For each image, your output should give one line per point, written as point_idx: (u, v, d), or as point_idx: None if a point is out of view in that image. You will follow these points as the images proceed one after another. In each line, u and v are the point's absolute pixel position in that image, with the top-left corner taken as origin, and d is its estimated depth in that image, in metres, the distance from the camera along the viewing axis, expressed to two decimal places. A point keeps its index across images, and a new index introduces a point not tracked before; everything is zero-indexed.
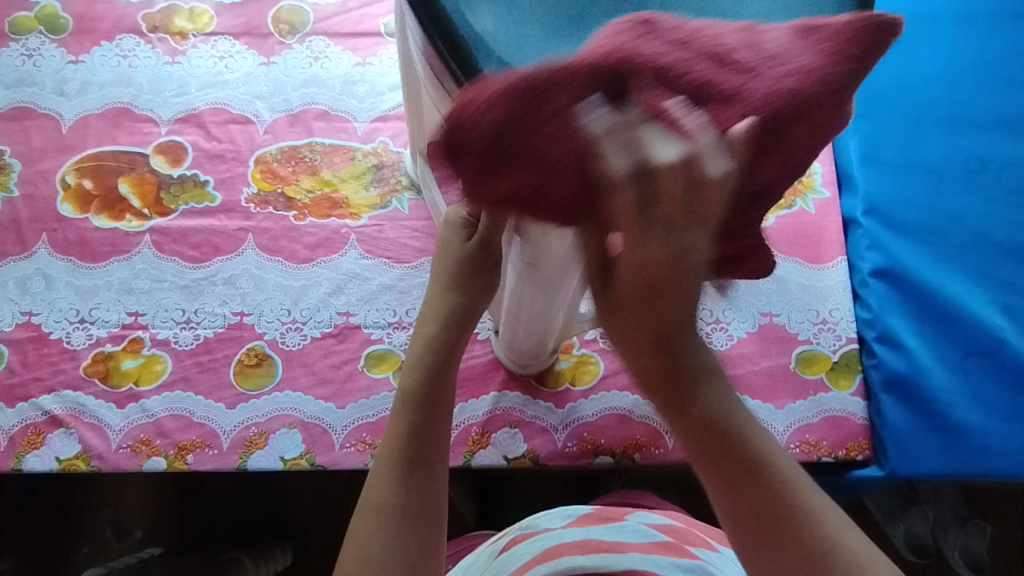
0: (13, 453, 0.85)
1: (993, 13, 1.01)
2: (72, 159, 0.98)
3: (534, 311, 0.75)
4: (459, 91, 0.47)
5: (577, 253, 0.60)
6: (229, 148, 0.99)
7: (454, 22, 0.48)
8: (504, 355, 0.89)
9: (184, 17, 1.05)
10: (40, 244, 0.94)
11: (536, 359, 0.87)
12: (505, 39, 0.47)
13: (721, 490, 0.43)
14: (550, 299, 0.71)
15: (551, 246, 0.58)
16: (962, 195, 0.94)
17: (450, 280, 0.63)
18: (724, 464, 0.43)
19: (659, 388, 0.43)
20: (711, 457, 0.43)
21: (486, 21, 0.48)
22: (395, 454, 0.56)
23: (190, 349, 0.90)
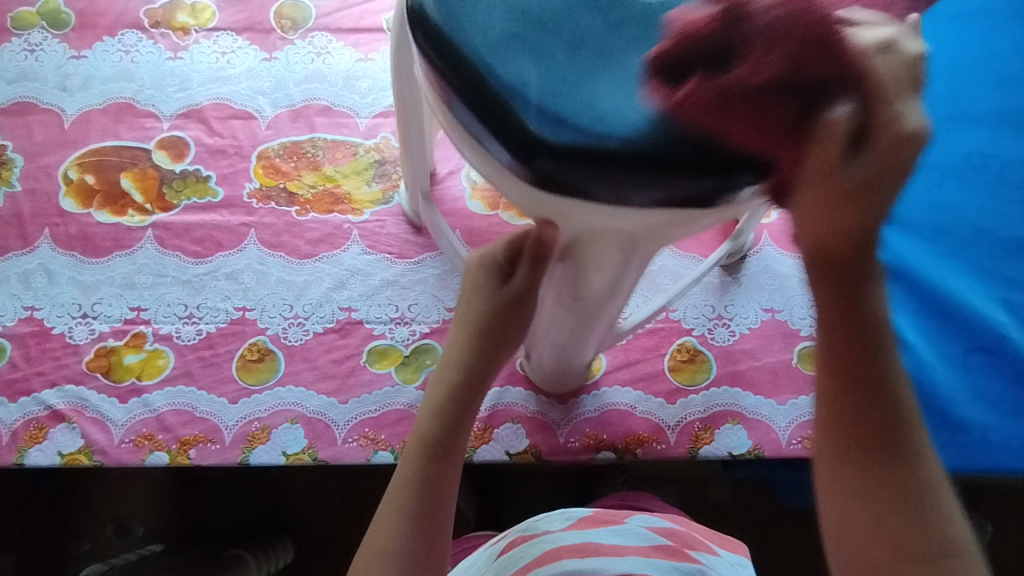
0: (15, 448, 0.85)
1: (995, 9, 1.01)
2: (73, 154, 0.98)
3: (562, 333, 0.76)
4: (503, 146, 0.47)
5: (618, 285, 0.62)
6: (231, 143, 0.99)
7: (485, 76, 0.47)
8: (539, 380, 0.88)
9: (186, 12, 1.05)
10: (42, 240, 0.94)
11: (573, 378, 0.87)
12: (541, 89, 0.47)
13: (836, 385, 0.50)
14: (583, 325, 0.72)
15: (591, 278, 0.61)
16: (963, 191, 0.94)
17: (480, 321, 0.64)
18: (863, 362, 0.49)
19: (820, 266, 0.48)
20: (852, 353, 0.49)
21: (517, 71, 0.48)
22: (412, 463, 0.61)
23: (192, 344, 0.90)
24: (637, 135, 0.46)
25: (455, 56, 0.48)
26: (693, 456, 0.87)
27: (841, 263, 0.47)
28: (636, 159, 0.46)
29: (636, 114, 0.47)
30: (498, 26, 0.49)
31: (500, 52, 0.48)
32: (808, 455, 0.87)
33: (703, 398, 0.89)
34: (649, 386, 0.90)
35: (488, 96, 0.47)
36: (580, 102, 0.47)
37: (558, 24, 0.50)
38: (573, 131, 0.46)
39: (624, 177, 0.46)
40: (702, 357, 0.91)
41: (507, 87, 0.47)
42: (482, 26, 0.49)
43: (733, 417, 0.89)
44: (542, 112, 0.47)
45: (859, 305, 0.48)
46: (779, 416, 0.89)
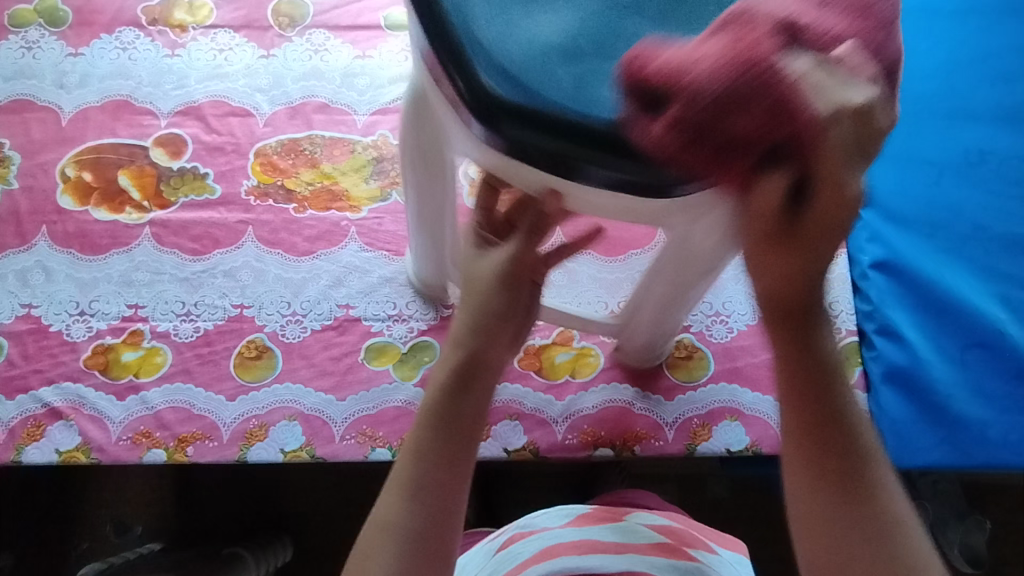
0: (13, 445, 0.85)
1: (993, 5, 1.01)
2: (71, 152, 0.98)
3: (656, 305, 0.76)
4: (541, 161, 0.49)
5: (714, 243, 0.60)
6: (229, 140, 0.99)
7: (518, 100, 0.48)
8: (630, 359, 0.89)
9: (184, 9, 1.05)
10: (40, 237, 0.94)
11: (660, 348, 0.87)
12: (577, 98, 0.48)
13: (804, 436, 0.50)
14: (680, 295, 0.73)
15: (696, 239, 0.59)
16: (962, 187, 0.94)
17: (477, 315, 0.59)
18: (816, 407, 0.50)
19: (776, 313, 0.50)
20: (806, 396, 0.51)
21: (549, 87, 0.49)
22: (412, 470, 0.54)
23: (190, 341, 0.90)
24: None
25: (559, 123, 0.48)
26: (692, 453, 0.87)
27: (791, 313, 0.49)
28: None
29: None
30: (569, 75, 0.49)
31: (588, 95, 0.48)
32: None
33: (701, 395, 0.89)
34: (647, 383, 0.90)
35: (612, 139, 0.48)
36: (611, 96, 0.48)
37: (614, 38, 0.50)
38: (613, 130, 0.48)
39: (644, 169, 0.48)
40: (700, 354, 0.91)
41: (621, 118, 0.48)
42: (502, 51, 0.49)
43: (732, 414, 0.89)
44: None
45: (809, 365, 0.50)
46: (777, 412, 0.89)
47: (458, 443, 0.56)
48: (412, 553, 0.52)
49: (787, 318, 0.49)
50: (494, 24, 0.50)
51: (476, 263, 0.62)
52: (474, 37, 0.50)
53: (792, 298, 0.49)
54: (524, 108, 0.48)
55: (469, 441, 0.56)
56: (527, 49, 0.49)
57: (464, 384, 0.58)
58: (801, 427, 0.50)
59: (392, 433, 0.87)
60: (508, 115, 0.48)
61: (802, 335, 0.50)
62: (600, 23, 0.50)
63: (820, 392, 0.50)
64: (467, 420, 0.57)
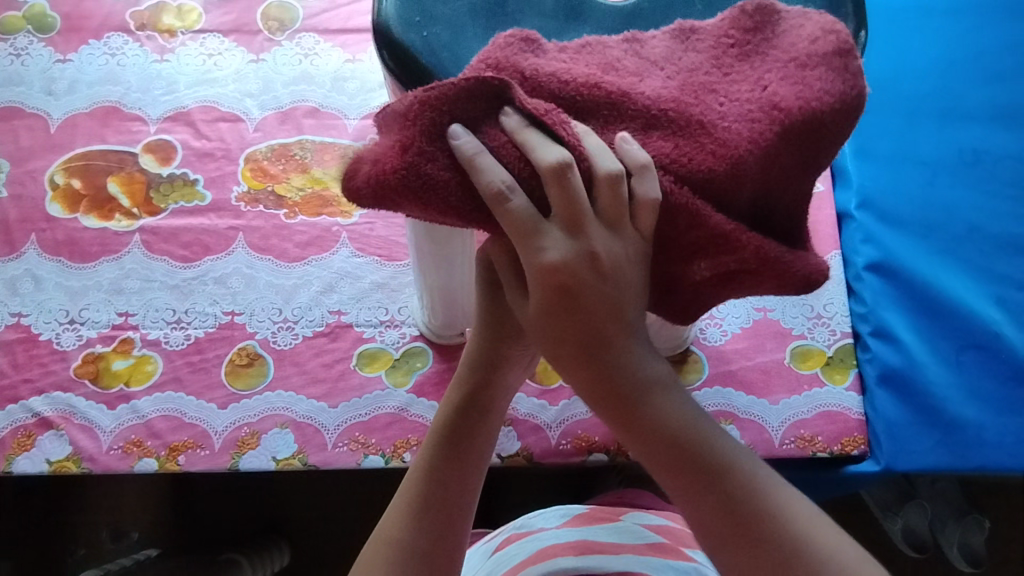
0: (3, 456, 0.84)
1: (987, 3, 1.00)
2: (60, 159, 0.97)
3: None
4: None
5: None
6: (219, 146, 0.98)
7: None
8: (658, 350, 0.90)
9: (173, 14, 1.04)
10: (29, 245, 0.93)
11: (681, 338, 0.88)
12: None
13: (691, 498, 0.45)
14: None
15: None
16: (956, 188, 0.94)
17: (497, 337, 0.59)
18: (687, 470, 0.45)
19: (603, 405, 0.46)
20: (667, 461, 0.45)
21: None
22: (416, 494, 0.55)
23: (181, 349, 0.89)
24: None
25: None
26: None
27: (612, 394, 0.45)
28: None
29: None
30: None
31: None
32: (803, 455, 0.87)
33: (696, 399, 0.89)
34: None
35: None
36: None
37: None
38: None
39: None
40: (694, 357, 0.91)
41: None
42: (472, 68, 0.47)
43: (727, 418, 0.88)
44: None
45: (639, 426, 0.45)
46: (772, 415, 0.88)
47: (464, 472, 0.57)
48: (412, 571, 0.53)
49: (609, 401, 0.46)
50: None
51: None
52: (443, 53, 0.47)
53: (580, 347, 0.45)
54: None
55: (480, 456, 0.58)
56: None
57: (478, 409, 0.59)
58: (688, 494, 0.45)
59: (384, 440, 0.86)
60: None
61: (636, 409, 0.45)
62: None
63: (676, 454, 0.45)
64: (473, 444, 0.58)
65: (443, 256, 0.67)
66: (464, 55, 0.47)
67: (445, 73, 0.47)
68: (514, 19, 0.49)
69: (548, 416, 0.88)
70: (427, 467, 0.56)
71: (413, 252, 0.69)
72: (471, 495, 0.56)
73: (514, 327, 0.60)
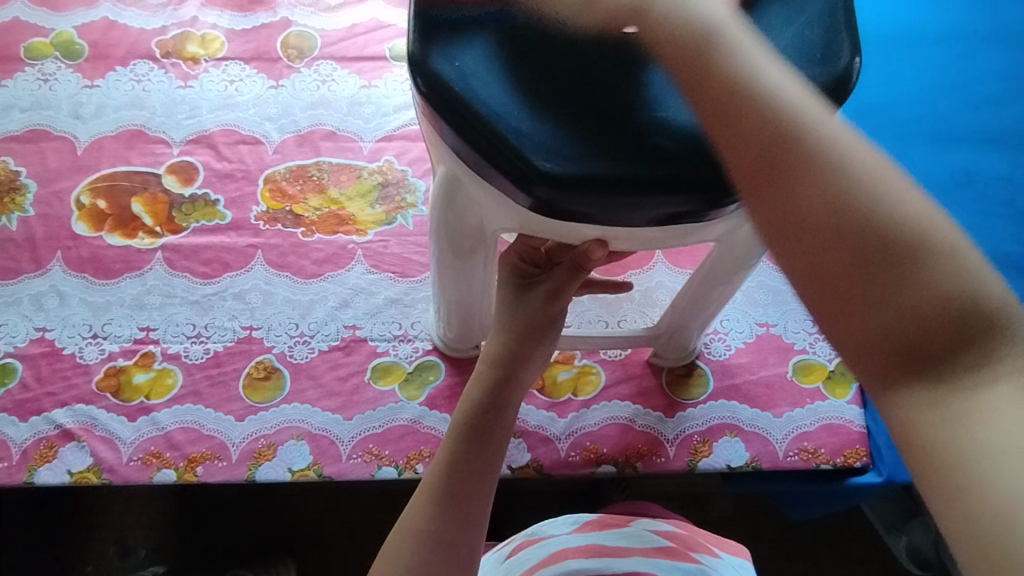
0: (26, 467, 0.86)
1: (974, 33, 1.06)
2: (86, 179, 1.01)
3: (685, 305, 0.78)
4: (528, 195, 0.51)
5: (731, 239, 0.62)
6: (239, 167, 1.02)
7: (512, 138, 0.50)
8: (666, 361, 0.93)
9: (196, 43, 1.09)
10: (54, 263, 0.97)
11: (687, 349, 0.90)
12: (570, 135, 0.50)
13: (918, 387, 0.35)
14: (710, 296, 0.74)
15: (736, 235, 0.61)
16: (950, 207, 0.97)
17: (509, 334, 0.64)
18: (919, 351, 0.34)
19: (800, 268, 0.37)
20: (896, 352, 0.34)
21: (540, 124, 0.50)
22: (437, 483, 0.59)
23: (200, 363, 0.92)
24: (651, 155, 0.50)
25: (617, 183, 0.50)
26: (693, 469, 0.89)
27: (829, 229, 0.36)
28: (663, 181, 0.50)
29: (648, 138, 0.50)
30: (607, 134, 0.50)
31: (631, 148, 0.50)
32: (807, 466, 0.89)
33: (701, 412, 0.91)
34: (647, 400, 0.92)
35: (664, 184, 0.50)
36: (605, 135, 0.50)
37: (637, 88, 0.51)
38: (606, 163, 0.50)
39: (631, 202, 0.50)
40: (699, 371, 0.93)
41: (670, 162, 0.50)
42: (499, 92, 0.51)
43: (731, 430, 0.90)
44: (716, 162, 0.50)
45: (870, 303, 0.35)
46: (775, 428, 0.91)
47: (482, 459, 0.61)
48: (435, 554, 0.56)
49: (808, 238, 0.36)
50: (522, 102, 0.51)
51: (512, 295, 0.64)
52: (472, 79, 0.51)
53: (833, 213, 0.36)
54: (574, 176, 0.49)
55: (500, 445, 0.62)
56: (562, 120, 0.50)
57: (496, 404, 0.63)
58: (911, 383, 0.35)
59: (398, 452, 0.88)
60: (568, 188, 0.50)
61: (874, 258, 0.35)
62: (618, 77, 0.52)
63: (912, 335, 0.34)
64: (489, 434, 0.62)
65: (464, 270, 0.70)
66: (492, 83, 0.51)
67: (476, 97, 0.50)
68: (537, 49, 0.52)
69: (558, 429, 0.90)
70: (450, 455, 0.60)
71: (435, 268, 0.72)
72: (489, 479, 0.60)
73: (532, 329, 0.63)
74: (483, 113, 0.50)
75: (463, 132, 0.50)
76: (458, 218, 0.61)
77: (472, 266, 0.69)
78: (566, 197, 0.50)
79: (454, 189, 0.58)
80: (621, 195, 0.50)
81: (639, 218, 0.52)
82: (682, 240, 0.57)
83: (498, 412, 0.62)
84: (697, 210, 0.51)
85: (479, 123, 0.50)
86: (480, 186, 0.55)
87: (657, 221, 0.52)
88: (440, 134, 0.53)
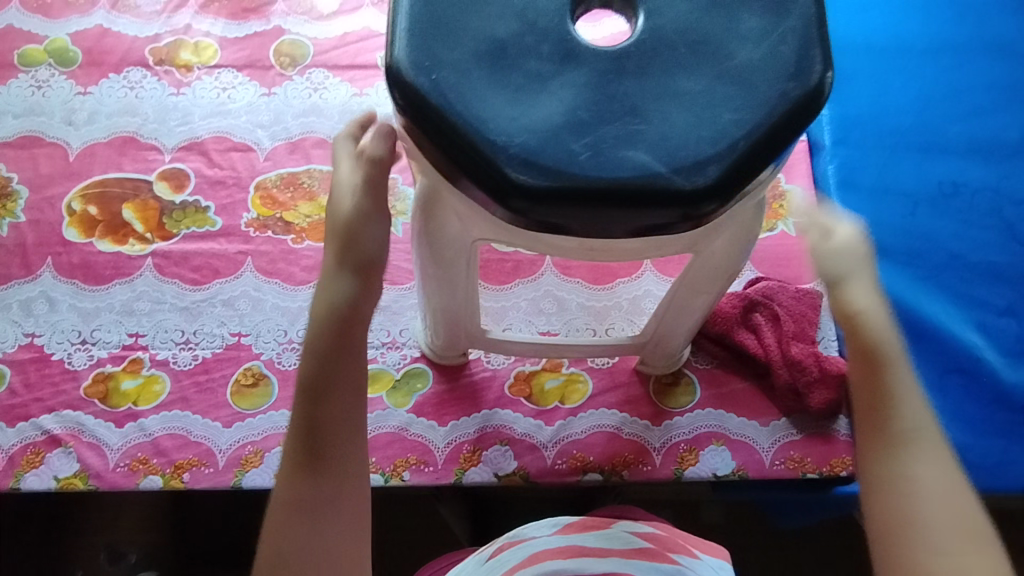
0: (13, 472, 0.86)
1: (964, 44, 1.07)
2: (78, 185, 1.02)
3: (669, 312, 0.78)
4: (504, 207, 0.52)
5: (712, 248, 0.62)
6: (230, 174, 1.03)
7: (491, 150, 0.51)
8: (654, 368, 0.93)
9: (190, 50, 1.10)
10: (44, 268, 0.97)
11: (671, 357, 0.91)
12: (545, 146, 0.51)
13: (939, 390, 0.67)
14: (691, 303, 0.74)
15: (714, 245, 0.61)
16: (936, 219, 0.98)
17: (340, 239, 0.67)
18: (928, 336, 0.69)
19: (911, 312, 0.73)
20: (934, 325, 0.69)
21: (518, 135, 0.51)
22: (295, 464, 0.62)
23: (188, 369, 0.92)
24: (626, 169, 0.51)
25: (591, 195, 0.50)
26: (679, 477, 0.89)
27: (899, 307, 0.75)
28: (640, 192, 0.50)
29: (625, 151, 0.51)
30: (583, 148, 0.51)
31: (607, 161, 0.51)
32: (793, 476, 0.89)
33: (688, 420, 0.92)
34: (634, 409, 0.92)
35: (634, 196, 0.51)
36: (584, 149, 0.51)
37: (612, 100, 0.52)
38: (582, 174, 0.50)
39: (606, 213, 0.51)
40: (687, 380, 0.94)
41: (643, 175, 0.51)
42: (475, 103, 0.51)
43: (718, 438, 0.91)
44: (689, 176, 0.51)
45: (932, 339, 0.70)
46: (762, 437, 0.91)
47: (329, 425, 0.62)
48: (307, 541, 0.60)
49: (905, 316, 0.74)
50: (498, 112, 0.51)
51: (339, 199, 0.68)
52: (449, 92, 0.52)
53: None
54: (545, 190, 0.50)
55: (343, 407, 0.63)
56: (535, 133, 0.51)
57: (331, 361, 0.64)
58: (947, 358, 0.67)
59: (384, 459, 0.89)
60: (544, 199, 0.50)
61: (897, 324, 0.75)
62: (594, 89, 0.52)
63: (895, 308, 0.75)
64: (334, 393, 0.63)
65: (448, 280, 0.71)
66: (469, 94, 0.52)
67: (453, 109, 0.51)
68: (513, 62, 0.53)
69: (544, 437, 0.90)
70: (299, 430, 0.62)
71: (419, 277, 0.73)
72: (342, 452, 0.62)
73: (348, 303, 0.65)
74: (460, 123, 0.51)
75: (443, 144, 0.51)
76: (438, 229, 0.62)
77: (453, 276, 0.70)
78: (542, 208, 0.51)
79: (433, 200, 0.59)
80: (598, 206, 0.51)
81: (616, 230, 0.52)
82: (657, 250, 0.57)
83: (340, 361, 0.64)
84: (668, 223, 0.52)
85: (457, 134, 0.51)
86: (461, 202, 0.56)
87: (634, 232, 0.53)
88: (418, 145, 0.54)
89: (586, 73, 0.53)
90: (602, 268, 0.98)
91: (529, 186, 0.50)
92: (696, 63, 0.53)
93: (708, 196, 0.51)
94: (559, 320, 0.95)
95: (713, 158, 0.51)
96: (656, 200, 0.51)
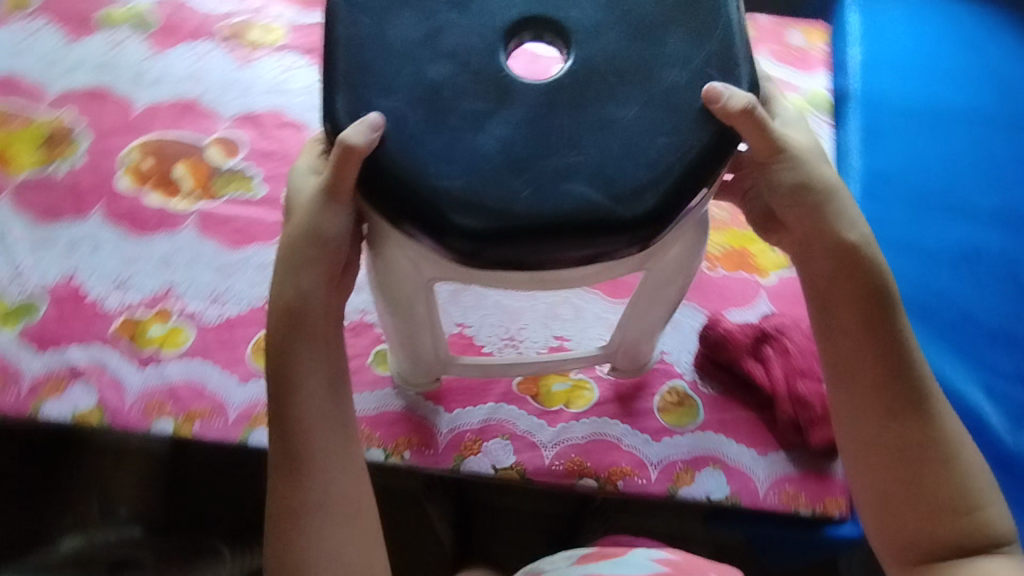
0: (34, 398, 0.90)
1: (996, 117, 1.11)
2: (135, 140, 1.07)
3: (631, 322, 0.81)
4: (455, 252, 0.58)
5: (671, 258, 0.67)
6: (280, 148, 1.08)
7: (434, 197, 0.57)
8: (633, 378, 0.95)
9: (259, 30, 1.16)
10: (95, 211, 1.02)
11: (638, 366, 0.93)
12: (476, 191, 0.57)
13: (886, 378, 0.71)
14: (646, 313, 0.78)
15: (670, 255, 0.66)
16: (955, 279, 1.00)
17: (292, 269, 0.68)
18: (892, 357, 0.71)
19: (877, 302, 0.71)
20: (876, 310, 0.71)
21: (456, 179, 0.58)
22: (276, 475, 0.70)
23: (213, 324, 0.96)
24: (560, 202, 0.57)
25: (529, 231, 0.57)
26: (673, 495, 0.90)
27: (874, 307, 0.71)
28: (577, 220, 0.57)
29: (565, 188, 0.57)
30: (537, 165, 0.58)
31: (547, 196, 0.57)
32: (786, 509, 0.90)
33: (688, 440, 0.93)
34: (637, 422, 0.94)
35: (610, 206, 0.57)
36: (532, 185, 0.57)
37: (548, 134, 0.59)
38: (523, 206, 0.57)
39: (555, 242, 0.57)
40: (690, 402, 0.95)
41: (603, 192, 0.57)
42: (428, 151, 0.58)
43: (715, 462, 0.92)
44: (628, 204, 0.57)
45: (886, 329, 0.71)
46: (759, 467, 0.92)
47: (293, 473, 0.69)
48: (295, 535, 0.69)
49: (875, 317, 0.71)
50: (438, 160, 0.58)
51: (301, 192, 0.68)
52: (409, 135, 0.59)
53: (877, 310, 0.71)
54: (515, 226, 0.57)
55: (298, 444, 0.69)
56: (475, 174, 0.58)
57: (280, 392, 0.70)
58: (889, 368, 0.71)
59: (388, 436, 0.91)
60: (488, 240, 0.57)
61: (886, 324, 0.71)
62: (528, 125, 0.59)
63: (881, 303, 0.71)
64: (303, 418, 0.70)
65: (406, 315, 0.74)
66: (417, 141, 0.59)
67: (402, 154, 0.58)
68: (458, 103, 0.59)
69: (546, 438, 0.92)
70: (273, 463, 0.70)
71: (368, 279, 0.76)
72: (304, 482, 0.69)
73: (281, 344, 0.70)
74: (401, 170, 0.58)
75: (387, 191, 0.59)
76: (387, 273, 0.67)
77: (412, 312, 0.73)
78: (484, 246, 0.57)
79: (377, 232, 0.64)
80: (547, 234, 0.57)
81: (564, 258, 0.58)
82: (608, 273, 0.62)
83: (297, 388, 0.70)
84: (655, 216, 0.58)
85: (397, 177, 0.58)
86: (412, 247, 0.61)
87: (581, 261, 0.58)
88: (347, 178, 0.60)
89: (522, 109, 0.59)
90: (618, 284, 1.00)
91: (498, 223, 0.57)
92: (627, 92, 0.60)
93: (649, 218, 0.57)
94: (571, 325, 0.98)
95: (649, 185, 0.58)
96: (593, 226, 0.57)
